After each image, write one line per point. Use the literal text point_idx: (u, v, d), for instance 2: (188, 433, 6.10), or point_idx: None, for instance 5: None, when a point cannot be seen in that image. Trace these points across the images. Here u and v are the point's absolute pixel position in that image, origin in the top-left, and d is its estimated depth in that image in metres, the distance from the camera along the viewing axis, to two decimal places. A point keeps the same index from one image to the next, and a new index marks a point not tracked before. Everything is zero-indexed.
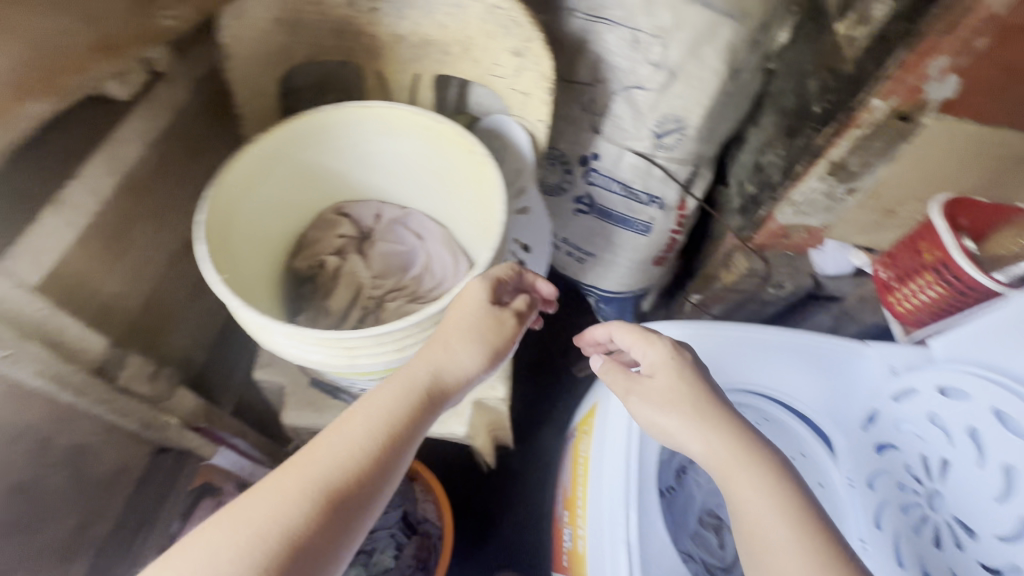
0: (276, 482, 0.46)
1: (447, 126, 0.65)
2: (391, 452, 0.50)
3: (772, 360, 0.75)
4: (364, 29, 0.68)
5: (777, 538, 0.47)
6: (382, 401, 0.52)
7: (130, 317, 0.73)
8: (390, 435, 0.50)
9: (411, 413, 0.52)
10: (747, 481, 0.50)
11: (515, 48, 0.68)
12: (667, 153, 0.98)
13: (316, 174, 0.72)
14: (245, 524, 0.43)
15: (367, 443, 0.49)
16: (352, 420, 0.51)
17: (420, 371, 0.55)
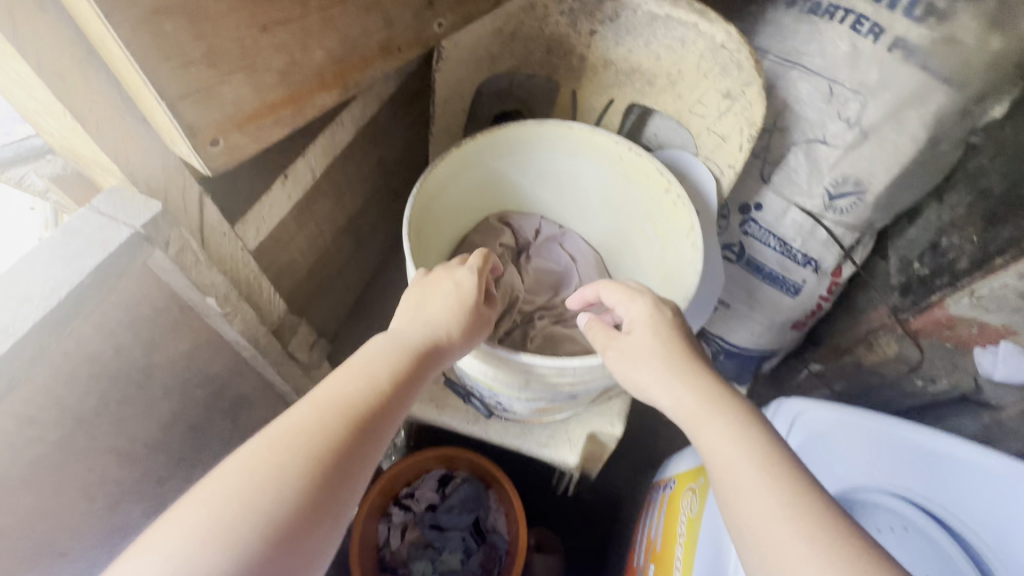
0: (290, 422, 0.41)
1: (646, 159, 0.62)
2: (400, 393, 0.46)
3: (933, 473, 0.55)
4: (576, 50, 0.69)
5: (756, 494, 0.39)
6: (371, 351, 0.48)
7: (296, 283, 0.78)
8: (389, 382, 0.46)
9: (421, 356, 0.49)
10: (716, 432, 0.44)
11: (728, 91, 0.66)
12: (838, 216, 0.90)
13: (495, 182, 0.73)
14: (256, 462, 0.39)
15: (365, 387, 0.45)
16: (347, 368, 0.46)
17: (406, 326, 0.50)
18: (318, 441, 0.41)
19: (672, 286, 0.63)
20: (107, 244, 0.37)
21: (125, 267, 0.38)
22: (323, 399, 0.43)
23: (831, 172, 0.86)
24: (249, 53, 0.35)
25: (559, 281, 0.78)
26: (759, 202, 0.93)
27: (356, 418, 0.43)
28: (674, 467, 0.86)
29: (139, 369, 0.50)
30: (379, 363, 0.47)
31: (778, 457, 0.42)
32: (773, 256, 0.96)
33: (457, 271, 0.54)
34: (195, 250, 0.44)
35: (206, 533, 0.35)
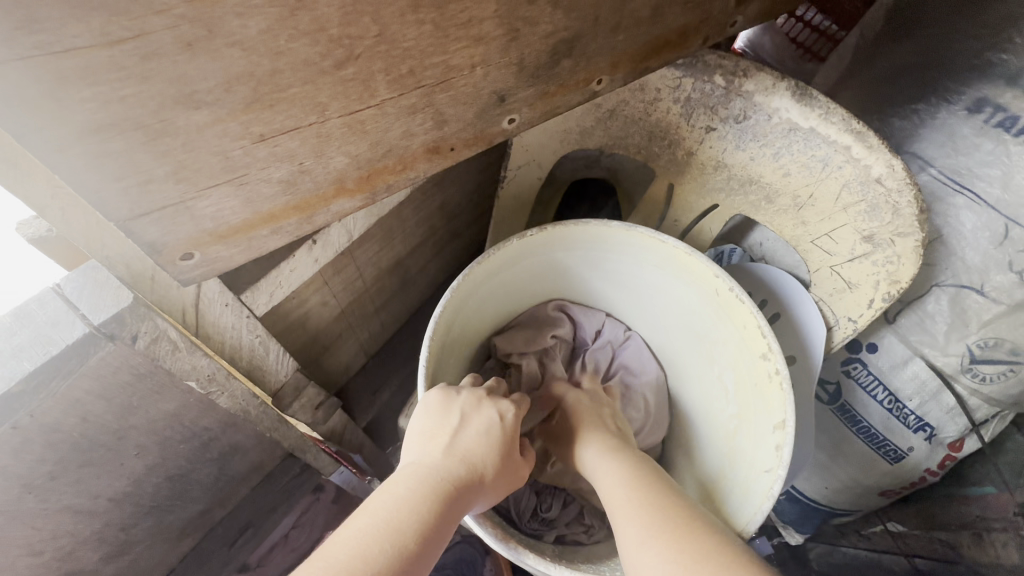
0: None
1: (749, 309, 0.49)
2: (434, 548, 0.34)
3: None
4: (684, 142, 0.56)
5: (620, 500, 0.41)
6: (397, 490, 0.36)
7: (321, 326, 0.72)
8: (427, 538, 0.34)
9: (454, 493, 0.37)
10: (603, 465, 0.46)
11: (870, 234, 0.51)
12: (976, 384, 0.70)
13: (560, 273, 0.62)
14: None
15: (400, 546, 0.32)
16: (372, 513, 0.34)
17: (440, 458, 0.39)
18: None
19: (740, 472, 0.50)
20: (52, 345, 0.36)
21: (71, 366, 0.37)
22: (346, 562, 0.30)
23: (979, 331, 0.66)
24: (238, 165, 0.26)
25: None
26: (874, 343, 0.76)
27: None
28: None
29: (108, 433, 0.45)
30: (416, 508, 0.35)
31: (646, 471, 0.44)
32: (876, 411, 0.78)
33: (502, 401, 0.46)
34: (174, 340, 0.41)
35: None
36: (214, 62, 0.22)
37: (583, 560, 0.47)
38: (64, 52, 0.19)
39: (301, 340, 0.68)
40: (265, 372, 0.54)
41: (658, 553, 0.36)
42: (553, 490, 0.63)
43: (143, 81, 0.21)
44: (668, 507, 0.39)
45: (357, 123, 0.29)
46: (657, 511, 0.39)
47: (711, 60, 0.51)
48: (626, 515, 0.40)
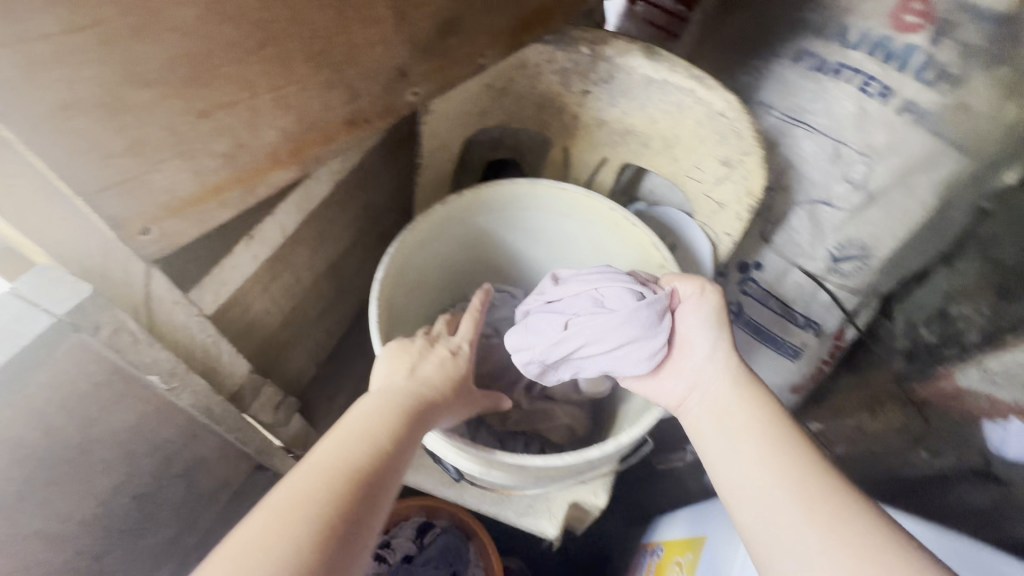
0: (281, 492, 0.34)
1: (643, 231, 0.61)
2: (403, 447, 0.40)
3: None
4: (568, 108, 0.66)
5: (757, 460, 0.44)
6: (368, 408, 0.42)
7: (268, 332, 0.74)
8: (396, 443, 0.40)
9: (417, 406, 0.43)
10: (743, 408, 0.48)
11: (726, 158, 0.62)
12: (841, 280, 0.87)
13: (482, 240, 0.69)
14: (255, 539, 0.31)
15: (374, 445, 0.39)
16: (347, 427, 0.40)
17: (405, 383, 0.45)
18: (331, 513, 0.33)
19: None
20: (19, 338, 0.36)
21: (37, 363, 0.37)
22: (328, 461, 0.36)
23: (835, 233, 0.85)
24: (184, 138, 0.35)
25: None
26: (759, 261, 0.90)
27: (370, 484, 0.36)
28: (674, 531, 0.88)
29: (73, 448, 0.46)
30: (384, 421, 0.41)
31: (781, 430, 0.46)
32: (771, 318, 0.92)
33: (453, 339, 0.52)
34: (134, 331, 0.42)
35: None
36: (155, 45, 0.31)
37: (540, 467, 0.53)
38: (35, 36, 0.27)
39: (250, 348, 0.70)
40: (221, 372, 0.57)
41: (812, 526, 0.39)
42: (514, 436, 0.69)
43: (102, 62, 0.29)
44: (814, 474, 0.42)
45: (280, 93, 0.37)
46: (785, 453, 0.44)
47: (575, 35, 0.61)
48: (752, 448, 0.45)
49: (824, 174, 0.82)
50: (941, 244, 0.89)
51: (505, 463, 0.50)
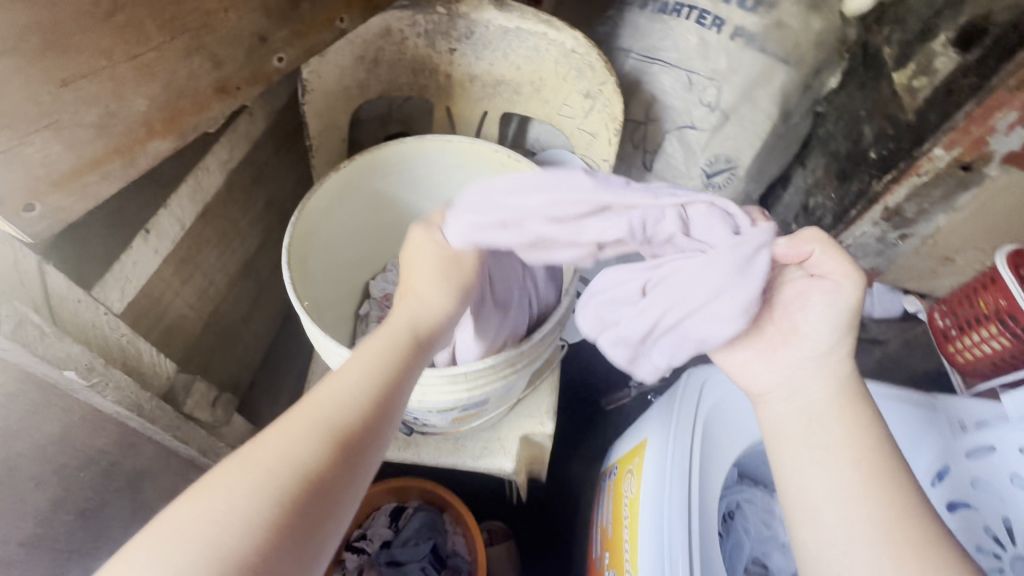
0: (268, 436, 0.39)
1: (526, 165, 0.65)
2: (387, 401, 0.43)
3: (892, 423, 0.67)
4: (439, 68, 0.71)
5: (845, 483, 0.44)
6: (363, 356, 0.44)
7: (193, 336, 0.74)
8: (385, 403, 0.43)
9: (406, 355, 0.45)
10: (851, 422, 0.46)
11: (587, 91, 0.70)
12: (716, 191, 1.02)
13: (388, 204, 0.74)
14: (239, 478, 0.36)
15: (359, 396, 0.42)
16: (339, 374, 0.43)
17: (402, 325, 0.47)
18: (305, 460, 0.38)
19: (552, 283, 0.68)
20: None
21: None
22: (313, 413, 0.40)
23: (704, 152, 0.97)
24: (50, 109, 0.40)
25: None
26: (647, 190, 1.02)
27: (348, 438, 0.40)
28: (620, 450, 0.96)
29: None
30: (375, 380, 0.43)
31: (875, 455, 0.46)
32: None
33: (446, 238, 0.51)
34: (38, 324, 0.42)
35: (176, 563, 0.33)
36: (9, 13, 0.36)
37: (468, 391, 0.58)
38: None
39: (174, 354, 0.70)
40: (145, 372, 0.57)
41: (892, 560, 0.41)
42: None
43: None
44: (901, 514, 0.43)
45: (148, 64, 0.46)
46: (878, 488, 0.44)
47: None
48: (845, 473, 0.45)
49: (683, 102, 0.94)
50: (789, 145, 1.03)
51: (444, 379, 0.54)
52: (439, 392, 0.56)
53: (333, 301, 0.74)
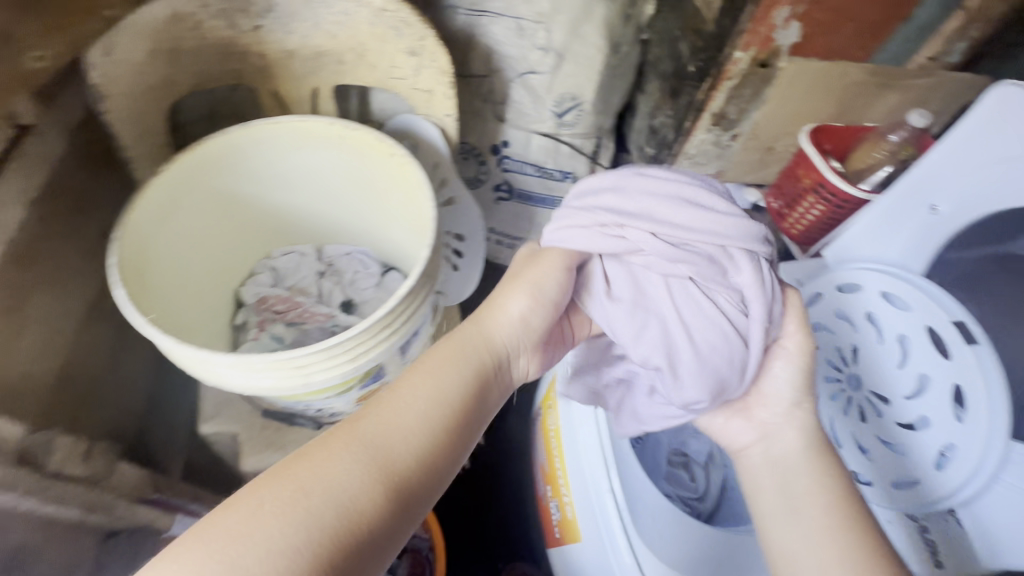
0: (340, 445, 0.42)
1: (363, 131, 0.65)
2: (451, 446, 0.46)
3: None
4: (251, 50, 0.67)
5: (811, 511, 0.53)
6: (439, 385, 0.48)
7: (46, 395, 0.65)
8: (450, 444, 0.46)
9: (470, 393, 0.49)
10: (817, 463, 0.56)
11: (410, 49, 0.70)
12: (570, 130, 1.03)
13: (228, 201, 0.71)
14: (310, 478, 0.39)
15: (428, 430, 0.45)
16: (419, 406, 0.46)
17: (478, 355, 0.51)
18: (374, 485, 0.41)
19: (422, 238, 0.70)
20: None
21: None
22: (387, 442, 0.43)
23: (549, 95, 0.97)
24: None
25: (331, 293, 0.80)
26: (506, 141, 1.05)
27: (413, 479, 0.43)
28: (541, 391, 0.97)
29: None
30: (435, 418, 0.46)
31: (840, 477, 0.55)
32: (536, 182, 1.08)
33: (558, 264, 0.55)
34: None
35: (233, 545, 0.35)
36: None
37: (354, 366, 0.57)
38: None
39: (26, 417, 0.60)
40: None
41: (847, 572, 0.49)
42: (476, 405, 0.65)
43: None
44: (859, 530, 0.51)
45: None
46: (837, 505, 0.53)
47: None
48: (814, 513, 0.53)
49: (517, 50, 0.93)
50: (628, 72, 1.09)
51: (315, 359, 0.53)
52: (327, 374, 0.55)
53: (196, 314, 0.70)
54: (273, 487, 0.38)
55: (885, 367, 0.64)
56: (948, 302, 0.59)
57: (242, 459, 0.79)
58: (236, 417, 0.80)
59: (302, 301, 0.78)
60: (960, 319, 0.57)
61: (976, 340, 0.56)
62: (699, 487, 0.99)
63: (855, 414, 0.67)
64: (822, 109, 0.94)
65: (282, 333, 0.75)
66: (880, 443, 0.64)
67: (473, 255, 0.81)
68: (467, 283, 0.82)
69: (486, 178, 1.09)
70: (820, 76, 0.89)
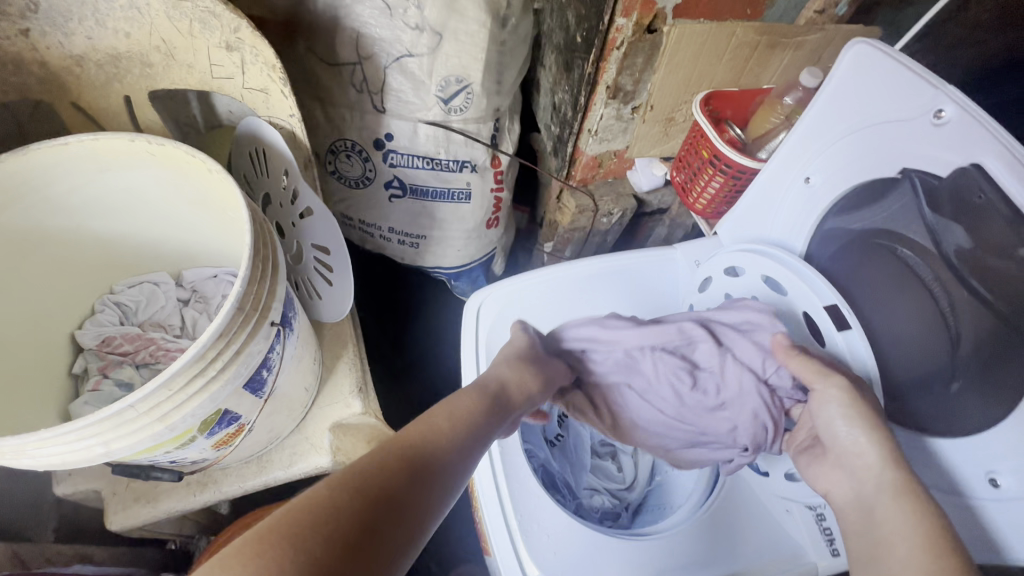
0: (386, 454, 0.46)
1: (165, 144, 0.56)
2: (469, 461, 0.52)
3: (613, 285, 0.79)
4: (27, 56, 0.59)
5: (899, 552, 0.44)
6: (459, 407, 0.55)
7: None
8: (469, 459, 0.52)
9: (485, 415, 0.56)
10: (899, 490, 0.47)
11: (226, 42, 0.60)
12: (461, 115, 0.94)
13: (34, 238, 0.62)
14: (364, 480, 0.42)
15: (455, 445, 0.51)
16: (447, 425, 0.52)
17: (490, 391, 0.59)
18: (413, 491, 0.44)
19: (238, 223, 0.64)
20: None
21: None
22: (423, 451, 0.48)
23: (431, 79, 0.88)
24: None
25: (186, 325, 0.72)
26: (389, 132, 0.95)
27: (443, 485, 0.47)
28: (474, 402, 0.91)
29: None
30: (463, 434, 0.52)
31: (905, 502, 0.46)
32: (429, 175, 1.00)
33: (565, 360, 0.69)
34: None
35: (302, 537, 0.36)
36: None
37: (171, 420, 0.49)
38: None
39: None
40: None
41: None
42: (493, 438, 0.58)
43: None
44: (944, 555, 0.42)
45: None
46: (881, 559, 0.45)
47: None
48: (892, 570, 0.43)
49: (389, 32, 0.83)
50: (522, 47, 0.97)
51: (108, 421, 0.45)
52: (133, 435, 0.48)
53: (9, 368, 0.61)
54: (332, 488, 0.40)
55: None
56: (820, 286, 0.56)
57: (107, 520, 0.71)
58: (92, 475, 0.72)
59: (153, 337, 0.69)
60: (831, 304, 0.55)
61: (847, 325, 0.54)
62: (626, 478, 0.92)
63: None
64: (717, 74, 0.88)
65: (127, 378, 0.66)
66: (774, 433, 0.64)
67: (342, 272, 0.74)
68: (341, 304, 0.77)
69: (375, 175, 1.00)
70: (712, 40, 0.82)
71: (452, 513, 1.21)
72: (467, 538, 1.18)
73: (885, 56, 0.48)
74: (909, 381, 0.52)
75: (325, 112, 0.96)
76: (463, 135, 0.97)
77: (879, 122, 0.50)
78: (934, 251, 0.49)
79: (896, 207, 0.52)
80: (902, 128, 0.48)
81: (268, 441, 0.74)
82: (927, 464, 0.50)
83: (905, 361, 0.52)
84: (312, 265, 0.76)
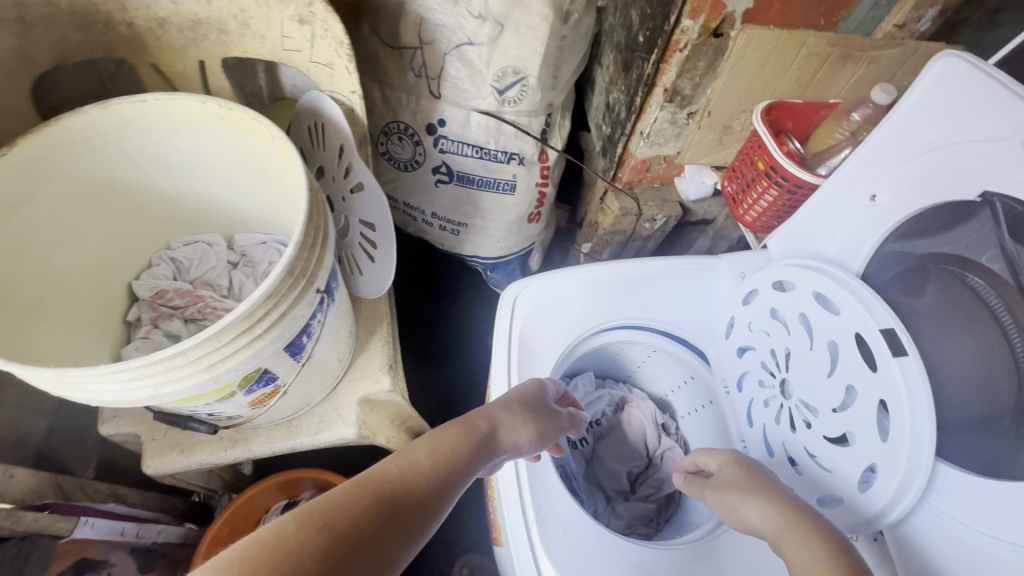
0: (367, 488, 0.48)
1: (236, 109, 0.58)
2: (449, 499, 0.54)
3: (651, 289, 0.78)
4: (115, 18, 0.62)
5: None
6: (448, 445, 0.57)
7: None
8: (447, 496, 0.54)
9: (471, 453, 0.58)
10: (800, 541, 0.52)
11: (299, 16, 0.63)
12: (514, 107, 0.94)
13: (107, 188, 0.66)
14: (340, 514, 0.44)
15: (437, 483, 0.53)
16: (432, 462, 0.54)
17: (483, 430, 0.61)
18: (389, 528, 0.46)
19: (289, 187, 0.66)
20: None
21: None
22: (404, 488, 0.50)
23: (489, 68, 0.89)
24: None
25: (232, 287, 0.74)
26: (442, 118, 0.96)
27: (421, 520, 0.49)
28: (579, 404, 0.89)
29: None
30: (444, 472, 0.54)
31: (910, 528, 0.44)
32: (476, 163, 1.01)
33: (568, 416, 0.72)
34: None
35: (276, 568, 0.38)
36: None
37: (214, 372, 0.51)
38: None
39: None
40: None
41: None
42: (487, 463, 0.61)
43: None
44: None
45: None
46: None
47: None
48: None
49: (452, 19, 0.84)
50: (583, 43, 0.95)
51: (160, 364, 0.48)
52: (182, 382, 0.50)
53: (72, 309, 0.65)
54: (311, 518, 0.42)
55: (815, 375, 0.60)
56: (881, 311, 0.53)
57: (144, 463, 0.75)
58: (136, 417, 0.76)
59: (203, 295, 0.71)
60: (887, 329, 0.52)
61: (902, 352, 0.51)
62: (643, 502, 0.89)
63: (789, 423, 0.64)
64: (782, 84, 0.86)
65: (176, 331, 0.68)
66: (807, 455, 0.62)
67: (385, 248, 0.75)
68: (380, 281, 0.79)
69: (423, 159, 1.02)
70: (778, 51, 0.80)
71: (466, 500, 1.22)
72: (477, 527, 1.19)
73: (976, 71, 0.46)
74: (968, 418, 0.49)
75: (382, 94, 0.97)
76: (514, 127, 0.97)
77: (962, 142, 0.48)
78: (1008, 281, 0.46)
79: (971, 232, 0.48)
80: (985, 150, 0.46)
81: (299, 406, 0.76)
82: (978, 507, 0.47)
83: (964, 393, 0.49)
84: (357, 240, 0.78)
